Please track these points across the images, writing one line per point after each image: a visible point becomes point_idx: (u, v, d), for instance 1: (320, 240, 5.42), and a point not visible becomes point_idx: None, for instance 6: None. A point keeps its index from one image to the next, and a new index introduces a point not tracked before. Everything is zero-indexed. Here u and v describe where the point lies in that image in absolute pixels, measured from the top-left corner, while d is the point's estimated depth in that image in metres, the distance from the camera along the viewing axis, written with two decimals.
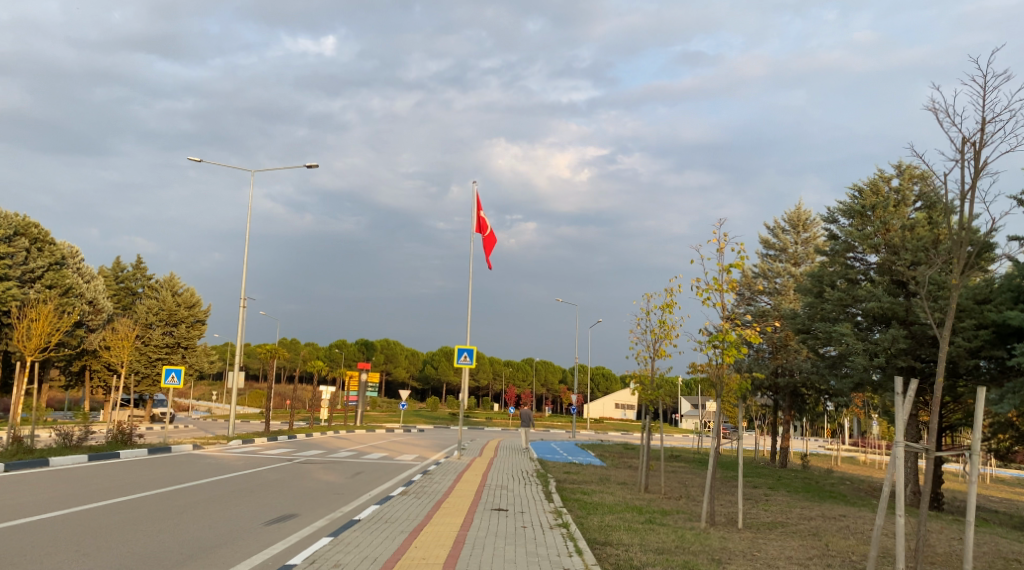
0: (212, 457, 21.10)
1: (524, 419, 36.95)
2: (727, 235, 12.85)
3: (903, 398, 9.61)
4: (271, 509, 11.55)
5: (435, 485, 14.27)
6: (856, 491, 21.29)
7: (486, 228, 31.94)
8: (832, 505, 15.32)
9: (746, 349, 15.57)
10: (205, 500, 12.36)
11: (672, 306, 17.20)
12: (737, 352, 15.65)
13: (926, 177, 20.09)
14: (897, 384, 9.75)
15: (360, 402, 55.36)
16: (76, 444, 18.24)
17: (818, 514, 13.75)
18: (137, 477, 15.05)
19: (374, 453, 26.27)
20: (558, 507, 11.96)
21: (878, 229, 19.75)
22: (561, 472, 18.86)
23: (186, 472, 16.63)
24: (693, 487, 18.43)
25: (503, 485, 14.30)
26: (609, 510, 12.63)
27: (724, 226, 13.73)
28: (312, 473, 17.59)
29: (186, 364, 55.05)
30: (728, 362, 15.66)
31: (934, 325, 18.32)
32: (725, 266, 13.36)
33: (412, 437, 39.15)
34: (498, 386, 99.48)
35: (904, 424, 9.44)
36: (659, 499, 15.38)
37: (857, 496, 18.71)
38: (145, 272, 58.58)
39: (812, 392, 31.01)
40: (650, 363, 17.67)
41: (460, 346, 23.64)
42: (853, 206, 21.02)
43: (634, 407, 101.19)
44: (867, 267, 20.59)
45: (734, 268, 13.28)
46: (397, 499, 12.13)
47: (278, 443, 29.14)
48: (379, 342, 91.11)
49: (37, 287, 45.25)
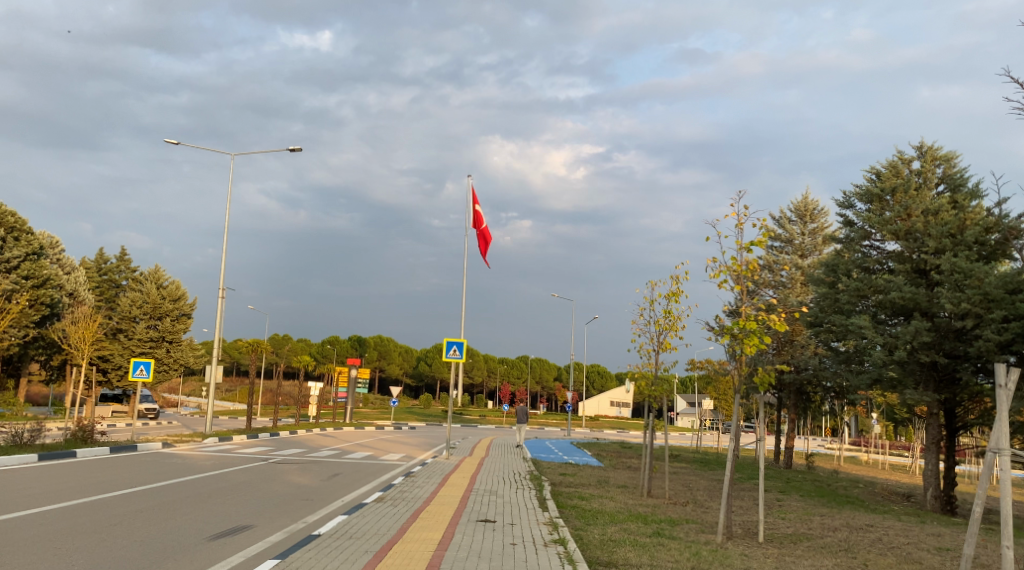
0: (181, 455, 19.58)
1: (518, 416, 35.52)
2: (744, 207, 11.46)
3: (1005, 392, 8.31)
4: (226, 519, 10.12)
5: (415, 490, 12.76)
6: (875, 496, 19.83)
7: (480, 222, 30.52)
8: (856, 514, 13.93)
9: (769, 340, 14.27)
10: (152, 507, 10.83)
11: (679, 294, 15.82)
12: (756, 343, 14.30)
13: (950, 159, 18.66)
14: (999, 374, 8.45)
15: (349, 399, 53.85)
16: (26, 443, 16.80)
17: (842, 525, 12.35)
18: (88, 477, 13.59)
19: (357, 453, 24.73)
20: (554, 518, 10.51)
21: (899, 214, 18.26)
22: (557, 475, 17.40)
23: (147, 473, 15.14)
24: (699, 491, 17.02)
25: (492, 490, 12.84)
26: (610, 520, 11.17)
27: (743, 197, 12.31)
28: (285, 475, 16.01)
29: (171, 359, 53.38)
30: (749, 352, 14.32)
31: (960, 317, 16.87)
32: (743, 242, 11.97)
33: (401, 435, 37.70)
34: (492, 384, 97.92)
35: (1006, 426, 8.06)
36: (663, 505, 13.99)
37: (874, 502, 17.41)
38: (129, 263, 56.93)
39: (819, 389, 29.63)
40: (654, 357, 16.28)
41: (449, 339, 22.18)
42: (870, 189, 19.47)
43: (629, 405, 99.62)
44: (885, 256, 19.16)
45: (753, 246, 11.93)
46: (370, 507, 10.71)
47: (258, 441, 27.70)
48: (373, 337, 89.59)
49: (13, 277, 43.53)
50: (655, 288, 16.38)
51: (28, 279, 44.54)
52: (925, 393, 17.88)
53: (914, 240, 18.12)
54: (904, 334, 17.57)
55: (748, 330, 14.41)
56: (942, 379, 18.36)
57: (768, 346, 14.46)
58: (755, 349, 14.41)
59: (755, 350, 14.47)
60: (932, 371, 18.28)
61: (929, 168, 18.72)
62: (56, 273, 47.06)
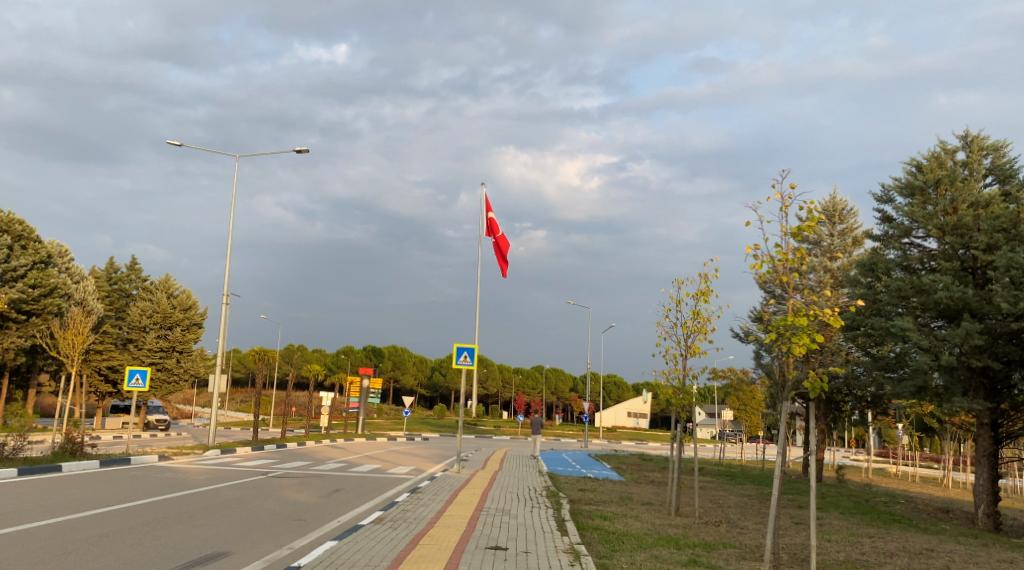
0: (176, 469, 18.40)
1: (532, 428, 34.21)
2: (791, 186, 10.35)
3: None
4: (203, 544, 9.00)
5: (420, 509, 11.50)
6: (918, 513, 18.43)
7: (496, 230, 29.35)
8: (911, 537, 12.61)
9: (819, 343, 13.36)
10: (125, 530, 9.72)
11: (708, 294, 14.57)
12: (806, 341, 13.27)
13: (999, 148, 17.31)
14: None
15: (362, 410, 52.79)
16: (8, 458, 15.77)
17: (899, 550, 11.08)
18: (62, 496, 12.40)
19: (365, 466, 23.55)
20: (575, 545, 9.25)
21: (945, 207, 16.86)
22: (576, 490, 16.15)
23: (129, 490, 13.91)
24: (731, 509, 15.73)
25: (506, 510, 11.60)
26: (639, 545, 9.92)
27: (784, 179, 11.33)
28: (281, 492, 14.74)
29: (181, 369, 52.47)
30: (799, 352, 13.34)
31: (1016, 319, 15.55)
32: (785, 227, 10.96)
33: (413, 447, 36.54)
34: (507, 394, 96.70)
35: None
36: (693, 525, 12.74)
37: (924, 520, 16.07)
38: (140, 272, 55.59)
39: (849, 397, 28.26)
40: (682, 362, 15.02)
41: (460, 345, 20.98)
42: (910, 182, 18.08)
43: (646, 416, 97.81)
44: (929, 254, 17.73)
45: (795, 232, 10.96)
46: (365, 531, 9.51)
47: (261, 453, 26.59)
48: (387, 347, 88.64)
49: (20, 287, 42.76)
50: (680, 287, 15.14)
51: (35, 288, 43.74)
52: (976, 401, 16.51)
53: (961, 236, 16.74)
54: (954, 338, 16.20)
55: (795, 326, 13.39)
56: (991, 386, 17.05)
57: (816, 344, 13.47)
58: (804, 349, 13.37)
59: (804, 350, 13.44)
60: (981, 378, 16.96)
61: (976, 159, 17.33)
62: (64, 282, 46.24)
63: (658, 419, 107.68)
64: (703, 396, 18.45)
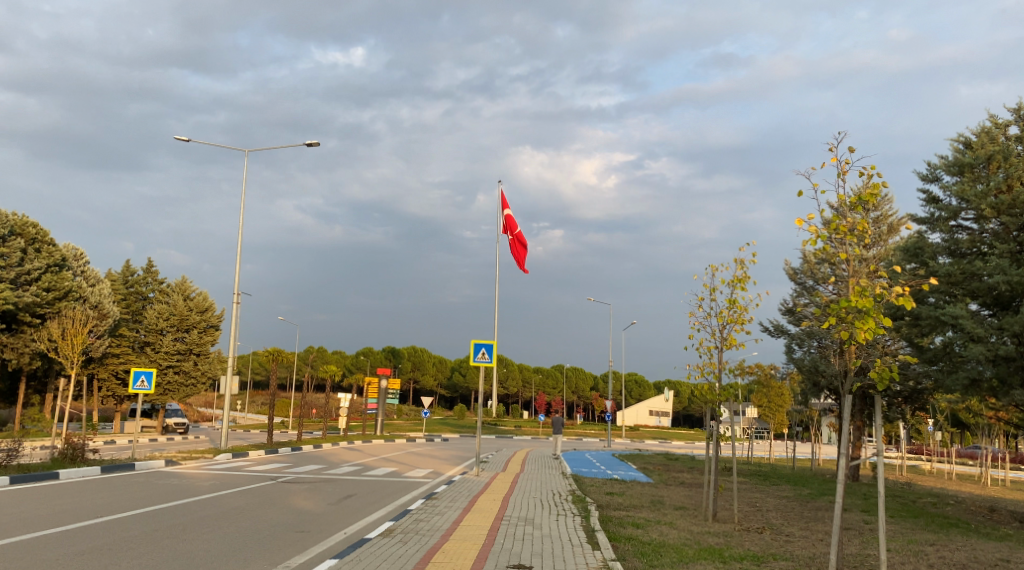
0: (181, 475, 17.46)
1: (553, 427, 33.14)
2: (850, 149, 9.15)
3: None
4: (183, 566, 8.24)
5: (434, 519, 10.44)
6: (969, 514, 17.18)
7: (513, 227, 28.29)
8: (976, 546, 11.52)
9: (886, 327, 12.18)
10: (97, 550, 8.99)
11: (746, 281, 13.47)
12: (871, 327, 12.16)
13: None
14: None
15: (380, 411, 52.01)
16: (4, 465, 14.93)
17: (968, 562, 10.05)
18: (49, 507, 11.48)
19: (380, 469, 22.51)
20: (608, 562, 8.20)
21: (999, 185, 15.65)
22: (603, 494, 15.08)
23: (122, 498, 12.97)
24: (772, 513, 14.64)
25: (529, 519, 10.57)
26: (679, 560, 8.89)
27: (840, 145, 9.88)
28: (288, 499, 13.74)
29: (198, 371, 51.83)
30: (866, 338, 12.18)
31: None
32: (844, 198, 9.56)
33: (432, 448, 35.55)
34: (528, 394, 95.79)
35: None
36: (734, 534, 11.72)
37: (983, 523, 14.96)
38: (156, 275, 54.90)
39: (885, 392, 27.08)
40: (717, 356, 13.92)
41: (478, 341, 19.94)
42: (958, 159, 16.82)
43: (668, 414, 96.14)
44: (982, 236, 16.47)
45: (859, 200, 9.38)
46: (371, 546, 8.54)
47: (275, 456, 25.71)
48: (407, 348, 87.91)
49: (34, 290, 42.18)
50: (715, 274, 14.04)
51: (50, 292, 43.12)
52: None
53: (1017, 216, 15.56)
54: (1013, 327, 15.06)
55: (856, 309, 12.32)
56: None
57: (881, 326, 12.44)
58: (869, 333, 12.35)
59: (870, 334, 12.40)
60: None
61: None
62: (80, 285, 45.66)
63: (681, 416, 106.25)
64: (741, 394, 17.19)
